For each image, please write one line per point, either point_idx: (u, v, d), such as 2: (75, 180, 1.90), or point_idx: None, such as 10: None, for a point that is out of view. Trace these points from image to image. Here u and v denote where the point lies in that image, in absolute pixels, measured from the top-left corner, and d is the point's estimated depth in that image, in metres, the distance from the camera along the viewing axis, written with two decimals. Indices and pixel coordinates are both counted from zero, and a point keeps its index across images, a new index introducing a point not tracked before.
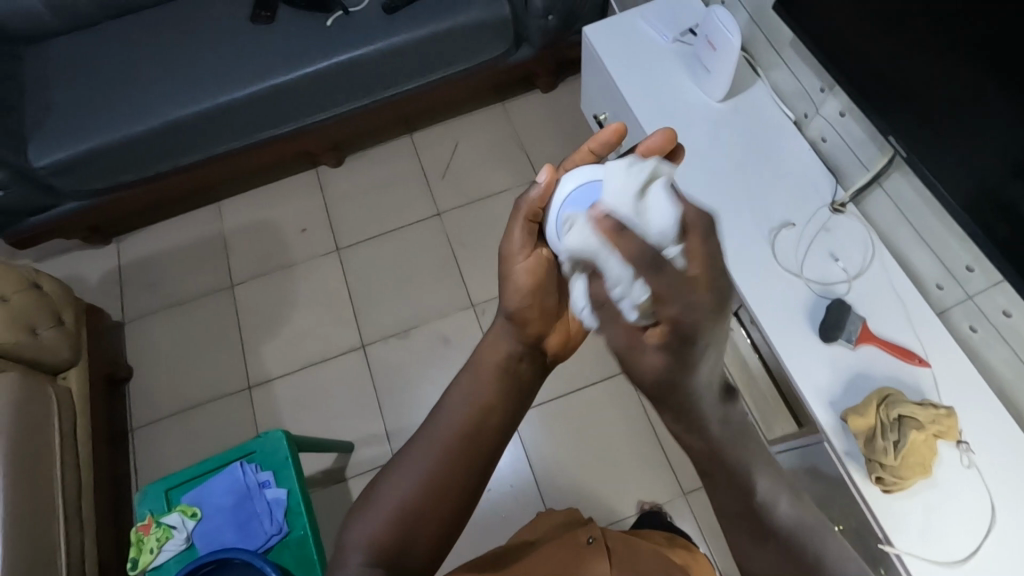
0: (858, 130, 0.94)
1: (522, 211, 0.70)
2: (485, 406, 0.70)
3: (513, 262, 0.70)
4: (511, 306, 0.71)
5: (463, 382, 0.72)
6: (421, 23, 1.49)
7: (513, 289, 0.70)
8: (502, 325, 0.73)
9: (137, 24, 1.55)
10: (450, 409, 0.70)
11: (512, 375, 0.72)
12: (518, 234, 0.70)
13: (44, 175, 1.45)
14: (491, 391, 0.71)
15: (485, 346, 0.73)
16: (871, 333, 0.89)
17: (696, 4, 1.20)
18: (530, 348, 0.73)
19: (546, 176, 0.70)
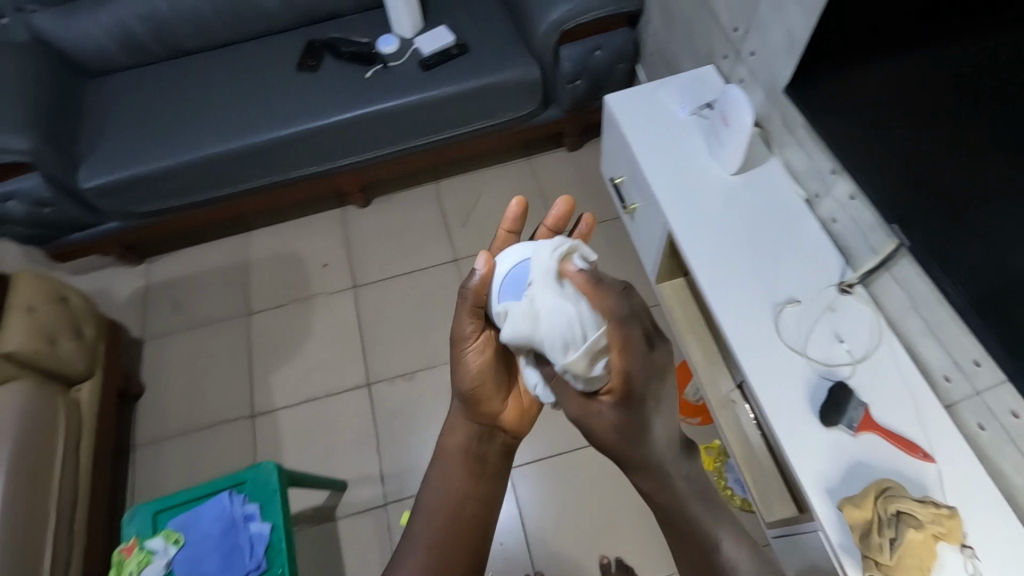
0: (867, 214, 0.94)
1: (465, 300, 0.75)
2: (458, 484, 0.78)
3: (463, 348, 0.77)
4: (465, 389, 0.78)
5: (436, 464, 0.80)
6: (455, 81, 1.57)
7: (465, 374, 0.77)
8: (460, 407, 0.80)
9: (194, 64, 1.68)
10: (431, 491, 0.78)
11: (477, 454, 0.80)
12: (466, 324, 0.76)
13: (90, 196, 1.54)
14: (461, 472, 0.78)
15: (448, 429, 0.81)
16: (873, 420, 0.87)
17: (716, 82, 1.25)
18: (489, 424, 0.81)
19: (483, 263, 0.73)
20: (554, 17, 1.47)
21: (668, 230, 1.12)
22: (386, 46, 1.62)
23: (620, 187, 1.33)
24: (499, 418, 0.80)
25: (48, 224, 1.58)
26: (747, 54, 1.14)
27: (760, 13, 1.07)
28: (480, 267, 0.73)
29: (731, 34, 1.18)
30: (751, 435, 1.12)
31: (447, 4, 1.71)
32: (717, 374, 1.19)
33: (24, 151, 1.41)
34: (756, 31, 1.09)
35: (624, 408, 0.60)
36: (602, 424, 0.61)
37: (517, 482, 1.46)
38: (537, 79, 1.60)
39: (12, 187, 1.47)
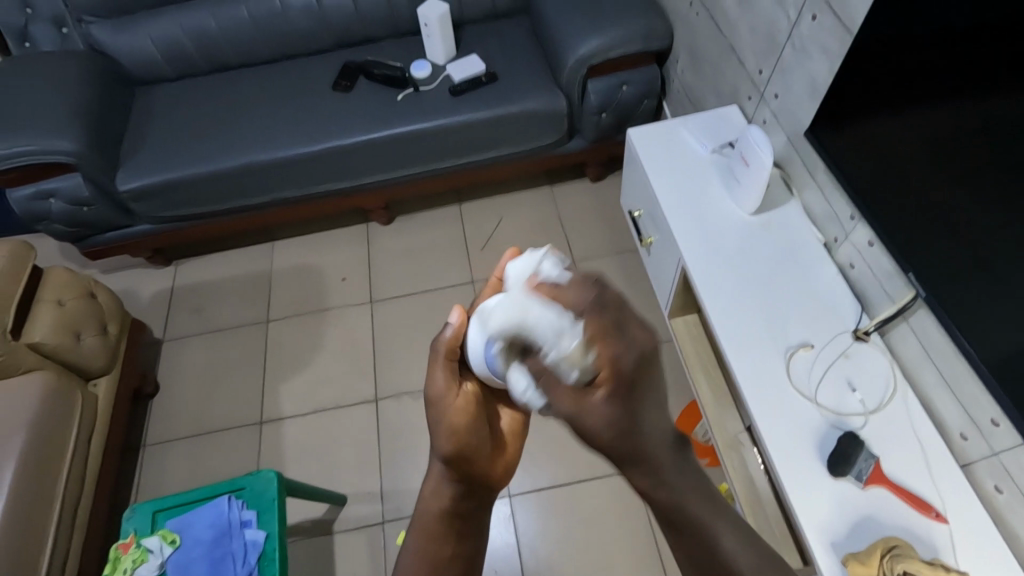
0: (885, 262, 0.92)
1: (438, 354, 0.72)
2: (437, 551, 0.69)
3: (439, 406, 0.70)
4: (444, 449, 0.69)
5: (411, 534, 0.70)
6: (482, 108, 1.61)
7: (444, 433, 0.69)
8: (439, 470, 0.71)
9: (236, 80, 1.75)
10: (407, 561, 0.69)
11: (459, 518, 0.71)
12: (439, 381, 0.71)
13: (126, 199, 1.61)
14: (441, 541, 0.69)
15: (427, 495, 0.71)
16: (883, 474, 0.84)
17: (739, 121, 1.25)
18: (472, 487, 0.71)
19: (457, 316, 0.72)
20: (582, 52, 1.50)
21: (683, 266, 1.11)
22: (419, 71, 1.68)
23: (638, 220, 1.34)
24: (482, 481, 0.71)
25: (85, 224, 1.64)
26: (771, 96, 1.14)
27: (784, 57, 1.08)
28: (453, 322, 0.71)
29: (755, 76, 1.19)
30: (759, 482, 1.09)
31: (480, 34, 1.77)
32: (726, 414, 1.17)
33: (69, 152, 1.49)
34: (781, 75, 1.10)
35: (619, 396, 0.52)
36: (593, 423, 0.52)
37: (516, 509, 1.44)
38: (563, 110, 1.62)
39: (54, 186, 1.54)
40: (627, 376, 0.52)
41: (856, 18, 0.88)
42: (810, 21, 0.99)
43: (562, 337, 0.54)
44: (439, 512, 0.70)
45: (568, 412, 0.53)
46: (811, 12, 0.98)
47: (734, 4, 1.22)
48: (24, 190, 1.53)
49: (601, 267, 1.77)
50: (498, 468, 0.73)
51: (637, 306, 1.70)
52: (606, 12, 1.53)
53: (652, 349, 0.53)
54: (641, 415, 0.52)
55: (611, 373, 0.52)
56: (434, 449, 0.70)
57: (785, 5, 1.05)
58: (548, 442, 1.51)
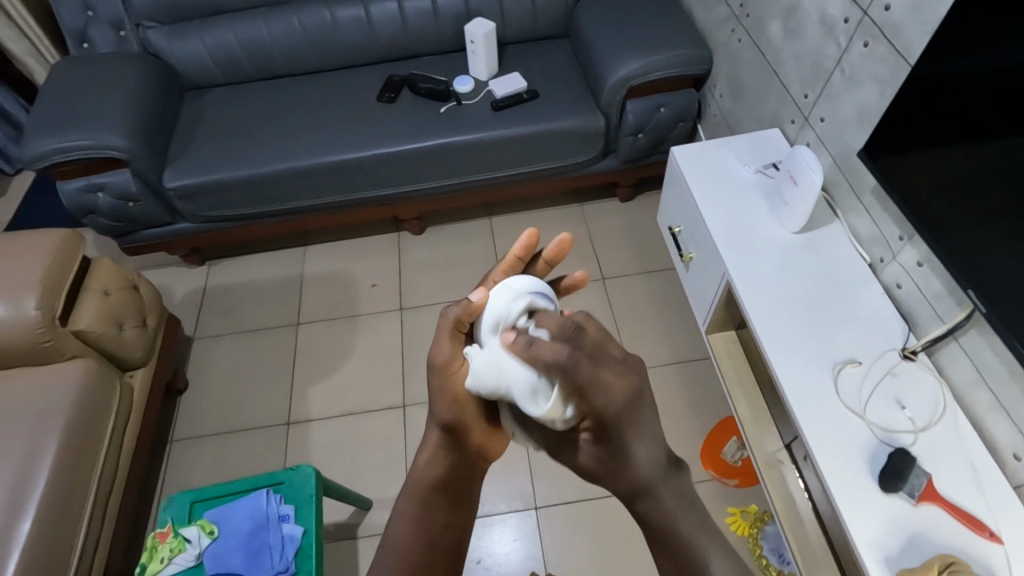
0: (934, 281, 0.94)
1: (447, 321, 0.68)
2: (431, 518, 0.67)
3: (443, 373, 0.69)
4: (445, 413, 0.69)
5: (404, 500, 0.68)
6: (522, 123, 1.65)
7: (446, 398, 0.69)
8: (437, 436, 0.70)
9: (283, 88, 1.81)
10: (398, 527, 0.66)
11: (455, 488, 0.69)
12: (445, 350, 0.69)
13: (173, 196, 1.65)
14: (437, 507, 0.68)
15: (422, 458, 0.70)
16: (935, 491, 0.84)
17: (781, 144, 1.28)
18: (470, 455, 0.72)
19: (479, 295, 0.67)
20: (623, 73, 1.54)
21: (727, 281, 1.13)
22: (462, 86, 1.72)
23: (678, 236, 1.36)
24: (481, 452, 0.72)
25: (129, 219, 1.68)
26: (816, 119, 1.18)
27: (832, 82, 1.11)
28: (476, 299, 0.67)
29: (800, 100, 1.22)
30: (800, 501, 1.09)
31: (521, 54, 1.82)
32: (764, 431, 1.17)
33: (122, 148, 1.53)
34: (827, 100, 1.13)
35: (602, 439, 0.59)
36: (584, 456, 0.61)
37: (542, 522, 1.43)
38: (601, 129, 1.66)
39: (104, 180, 1.57)
40: (607, 419, 0.56)
41: (912, 46, 0.91)
42: (861, 48, 1.02)
43: (537, 400, 0.59)
44: (435, 479, 0.69)
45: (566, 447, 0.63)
46: (863, 39, 1.01)
47: (780, 32, 1.26)
48: (75, 182, 1.58)
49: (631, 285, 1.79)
50: (495, 441, 0.73)
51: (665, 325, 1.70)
52: (649, 36, 1.58)
53: (636, 391, 0.57)
54: (632, 449, 0.58)
55: (594, 420, 0.57)
56: (434, 414, 0.71)
57: (835, 33, 1.08)
58: None
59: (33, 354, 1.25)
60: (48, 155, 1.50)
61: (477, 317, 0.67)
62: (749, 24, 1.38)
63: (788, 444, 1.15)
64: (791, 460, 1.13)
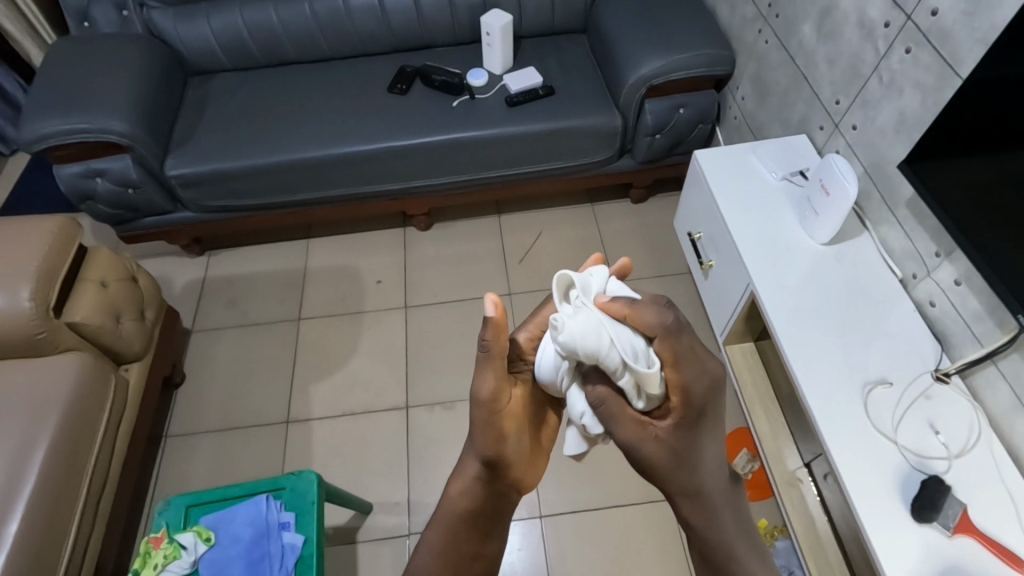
0: (973, 301, 0.90)
1: (489, 356, 0.61)
2: (461, 551, 0.66)
3: (488, 410, 0.63)
4: (484, 450, 0.65)
5: (434, 533, 0.67)
6: (538, 120, 1.60)
7: (489, 434, 0.64)
8: (474, 469, 0.68)
9: (292, 76, 1.76)
10: (424, 560, 0.66)
11: (487, 520, 0.68)
12: (489, 384, 0.62)
13: (175, 184, 1.59)
14: (467, 540, 0.67)
15: (453, 489, 0.68)
16: (971, 523, 0.80)
17: (809, 151, 1.24)
18: (507, 490, 0.69)
19: (492, 306, 0.58)
20: (644, 71, 1.49)
21: (751, 292, 1.09)
22: (476, 79, 1.67)
23: (698, 243, 1.32)
24: (518, 486, 0.69)
25: (129, 206, 1.62)
26: (849, 127, 1.13)
27: (868, 89, 1.07)
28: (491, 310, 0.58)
29: (831, 106, 1.18)
30: (817, 519, 1.08)
31: (538, 48, 1.77)
32: (783, 448, 1.15)
33: (122, 133, 1.47)
34: (862, 106, 1.09)
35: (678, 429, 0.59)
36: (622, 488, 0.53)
37: (548, 532, 1.39)
38: (618, 128, 1.61)
39: (103, 165, 1.52)
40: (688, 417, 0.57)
41: (961, 54, 0.87)
42: (902, 54, 0.98)
43: (639, 362, 0.55)
44: (464, 512, 0.67)
45: (633, 439, 0.58)
46: (905, 44, 0.97)
47: (812, 33, 1.21)
48: (73, 167, 1.52)
49: (643, 289, 1.74)
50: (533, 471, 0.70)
51: None
52: (671, 33, 1.53)
53: None
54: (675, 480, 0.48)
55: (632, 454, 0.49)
56: (473, 447, 0.66)
57: (874, 37, 1.04)
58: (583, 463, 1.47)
59: (26, 345, 1.20)
60: (46, 138, 1.45)
61: (503, 330, 0.60)
62: (778, 24, 1.33)
63: (808, 463, 1.13)
64: (810, 479, 1.12)
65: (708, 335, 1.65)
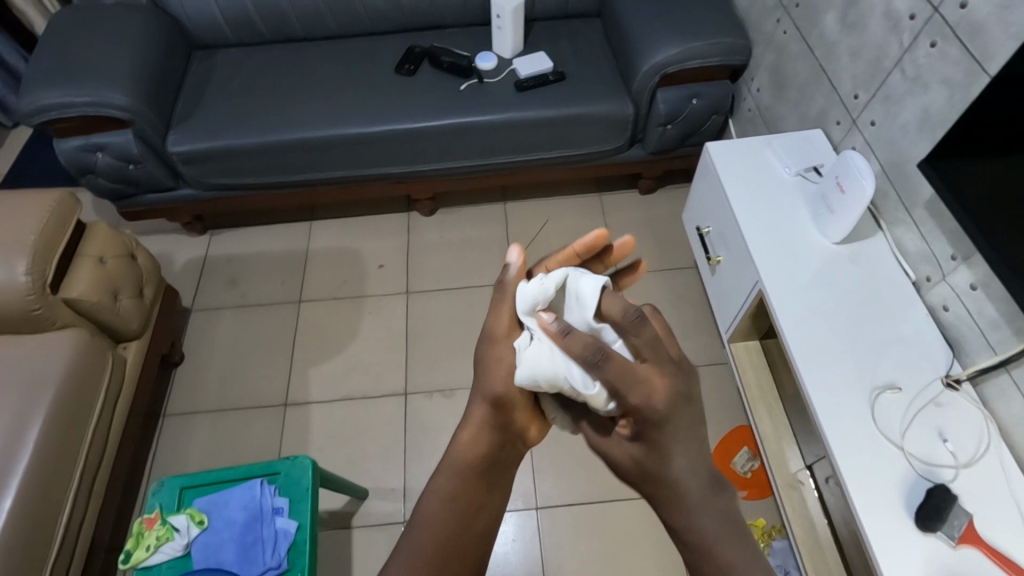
0: (990, 308, 0.88)
1: (503, 295, 0.65)
2: (467, 494, 0.63)
3: (504, 340, 0.66)
4: (499, 382, 0.65)
5: (438, 481, 0.64)
6: (547, 106, 1.56)
7: (506, 365, 0.65)
8: (483, 409, 0.66)
9: (297, 54, 1.72)
10: (429, 509, 0.62)
11: (496, 467, 0.66)
12: (504, 318, 0.65)
13: (177, 161, 1.57)
14: (472, 489, 0.64)
15: (459, 436, 0.66)
16: (977, 534, 0.78)
17: (825, 146, 1.21)
18: (512, 439, 0.67)
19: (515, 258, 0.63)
20: (659, 58, 1.44)
21: (760, 290, 1.06)
22: (485, 62, 1.63)
23: (706, 237, 1.29)
24: (525, 434, 0.68)
25: (129, 181, 1.60)
26: (868, 123, 1.10)
27: (890, 83, 1.04)
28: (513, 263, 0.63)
29: (849, 101, 1.15)
30: (818, 522, 1.07)
31: (550, 32, 1.73)
32: (786, 449, 1.13)
33: (124, 107, 1.45)
34: (883, 102, 1.05)
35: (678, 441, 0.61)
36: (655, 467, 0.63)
37: (543, 524, 1.38)
38: (629, 118, 1.57)
39: (104, 139, 1.50)
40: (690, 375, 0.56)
41: (991, 51, 0.84)
42: (928, 48, 0.95)
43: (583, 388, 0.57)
44: (474, 457, 0.65)
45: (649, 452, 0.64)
46: (931, 38, 0.93)
47: (834, 24, 1.17)
48: (74, 141, 1.50)
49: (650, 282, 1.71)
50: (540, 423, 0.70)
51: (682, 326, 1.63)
52: (689, 20, 1.48)
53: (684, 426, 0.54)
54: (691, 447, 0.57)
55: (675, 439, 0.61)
56: (483, 384, 0.66)
57: (899, 30, 1.00)
58: (581, 455, 1.46)
59: (23, 321, 1.18)
60: (47, 110, 1.42)
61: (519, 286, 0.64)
62: (798, 14, 1.29)
63: (810, 466, 1.11)
64: (812, 481, 1.10)
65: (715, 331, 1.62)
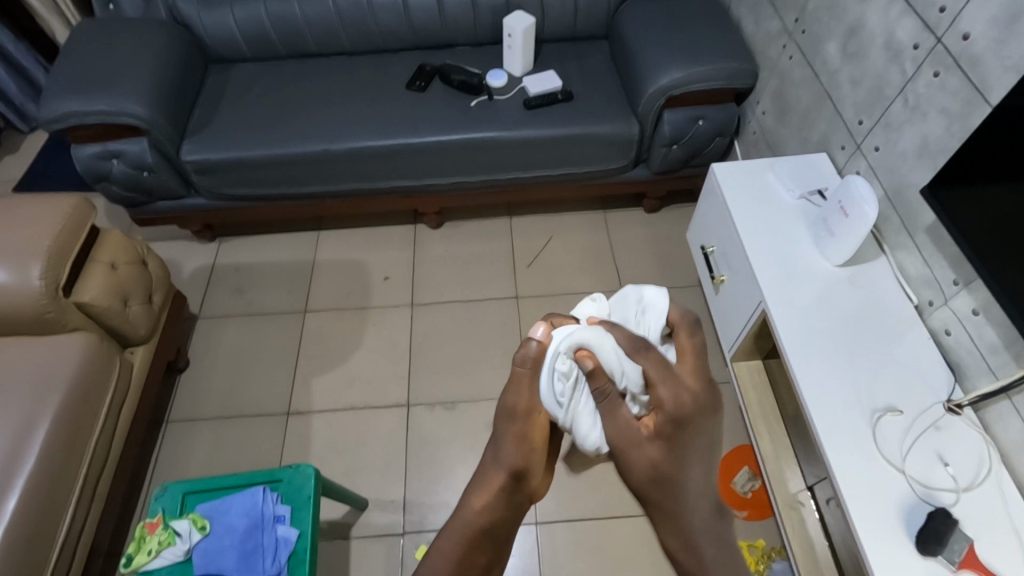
0: (991, 333, 0.89)
1: (522, 372, 0.66)
2: (469, 562, 0.68)
3: (522, 421, 0.67)
4: (516, 461, 0.67)
5: (446, 542, 0.68)
6: (555, 125, 1.58)
7: (523, 446, 0.67)
8: (501, 485, 0.68)
9: (311, 69, 1.76)
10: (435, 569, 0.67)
11: (500, 534, 0.69)
12: (522, 398, 0.67)
13: (190, 170, 1.60)
14: (479, 553, 0.69)
15: (473, 497, 0.69)
16: (978, 560, 0.79)
17: (829, 170, 1.23)
18: (521, 503, 0.70)
19: (541, 333, 0.66)
20: (665, 82, 1.47)
21: (763, 311, 1.08)
22: (495, 80, 1.67)
23: (711, 257, 1.31)
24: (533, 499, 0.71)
25: (142, 189, 1.63)
26: (870, 148, 1.12)
27: (893, 110, 1.05)
28: (538, 338, 0.66)
29: (853, 126, 1.17)
30: (818, 544, 1.06)
31: (559, 53, 1.77)
32: (787, 470, 1.14)
33: (141, 116, 1.48)
34: (885, 128, 1.07)
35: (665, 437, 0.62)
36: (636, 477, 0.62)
37: (543, 539, 1.38)
38: (636, 137, 1.60)
39: (120, 147, 1.53)
40: (679, 416, 0.63)
41: (991, 81, 0.86)
42: (929, 78, 0.97)
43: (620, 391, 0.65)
44: (485, 527, 0.68)
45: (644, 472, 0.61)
46: (933, 68, 0.96)
47: (837, 52, 1.20)
48: (90, 148, 1.53)
49: None
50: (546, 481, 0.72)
51: None
52: (695, 44, 1.51)
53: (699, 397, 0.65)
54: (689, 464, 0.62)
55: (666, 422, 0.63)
56: (501, 459, 0.68)
57: (901, 59, 1.03)
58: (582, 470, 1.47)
59: (34, 323, 1.20)
60: (64, 118, 1.45)
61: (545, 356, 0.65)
62: (803, 40, 1.32)
63: (812, 487, 1.12)
64: (813, 502, 1.11)
65: (716, 350, 1.63)
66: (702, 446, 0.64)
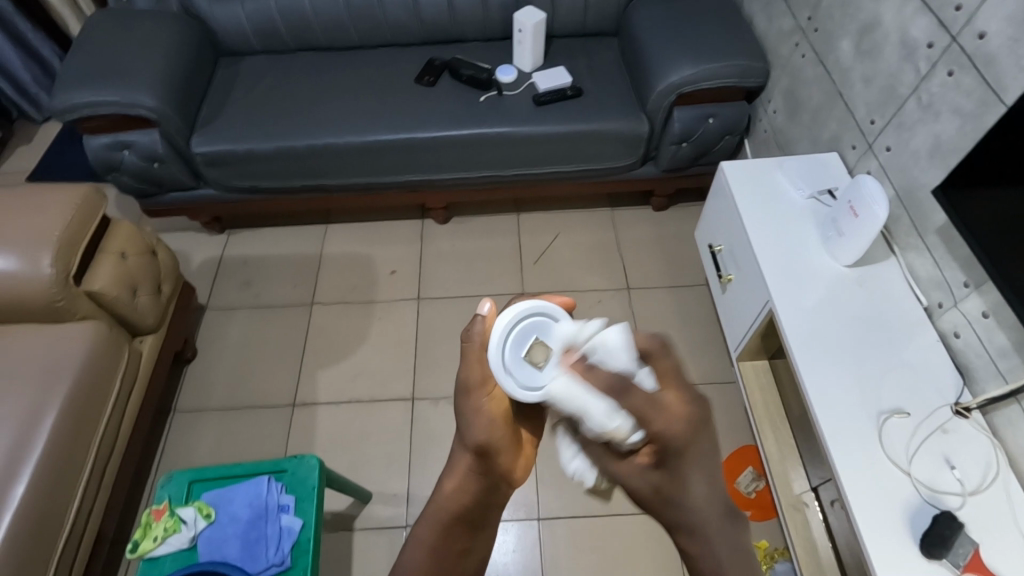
0: (1000, 336, 0.88)
1: (470, 343, 0.74)
2: (448, 543, 0.75)
3: (480, 394, 0.75)
4: (477, 437, 0.75)
5: (425, 523, 0.76)
6: (564, 121, 1.58)
7: (483, 421, 0.75)
8: (468, 460, 0.77)
9: (320, 63, 1.77)
10: (416, 547, 0.75)
11: (474, 517, 0.77)
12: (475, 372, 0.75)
13: (200, 162, 1.61)
14: (456, 530, 0.76)
15: (449, 479, 0.77)
16: (983, 563, 0.78)
17: (839, 170, 1.22)
18: (492, 482, 0.78)
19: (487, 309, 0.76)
20: (675, 79, 1.46)
21: (770, 310, 1.07)
22: (504, 75, 1.66)
23: (718, 256, 1.30)
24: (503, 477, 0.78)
25: (153, 180, 1.64)
26: (882, 148, 1.11)
27: (905, 110, 1.04)
28: (484, 312, 0.76)
29: (864, 125, 1.16)
30: (820, 543, 1.06)
31: (568, 49, 1.77)
32: (791, 470, 1.13)
33: (152, 108, 1.49)
34: (897, 128, 1.06)
35: (660, 463, 0.61)
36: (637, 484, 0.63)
37: (544, 536, 1.38)
38: (644, 135, 1.59)
39: (131, 139, 1.54)
40: (674, 448, 0.60)
41: (1006, 81, 0.85)
42: (944, 77, 0.96)
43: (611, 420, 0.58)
44: (458, 502, 0.76)
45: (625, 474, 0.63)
46: (948, 67, 0.94)
47: (851, 51, 1.19)
48: (102, 139, 1.54)
49: (658, 298, 1.72)
50: (517, 468, 0.80)
51: (690, 343, 1.63)
52: (706, 42, 1.50)
53: (691, 422, 0.61)
54: (688, 477, 0.63)
55: (658, 448, 0.60)
56: (467, 439, 0.76)
57: (915, 58, 1.01)
58: None
59: (44, 311, 1.21)
60: (76, 109, 1.46)
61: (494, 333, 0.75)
62: (816, 39, 1.31)
63: (815, 488, 1.11)
64: (816, 503, 1.10)
65: (721, 349, 1.62)
66: (703, 458, 0.63)
